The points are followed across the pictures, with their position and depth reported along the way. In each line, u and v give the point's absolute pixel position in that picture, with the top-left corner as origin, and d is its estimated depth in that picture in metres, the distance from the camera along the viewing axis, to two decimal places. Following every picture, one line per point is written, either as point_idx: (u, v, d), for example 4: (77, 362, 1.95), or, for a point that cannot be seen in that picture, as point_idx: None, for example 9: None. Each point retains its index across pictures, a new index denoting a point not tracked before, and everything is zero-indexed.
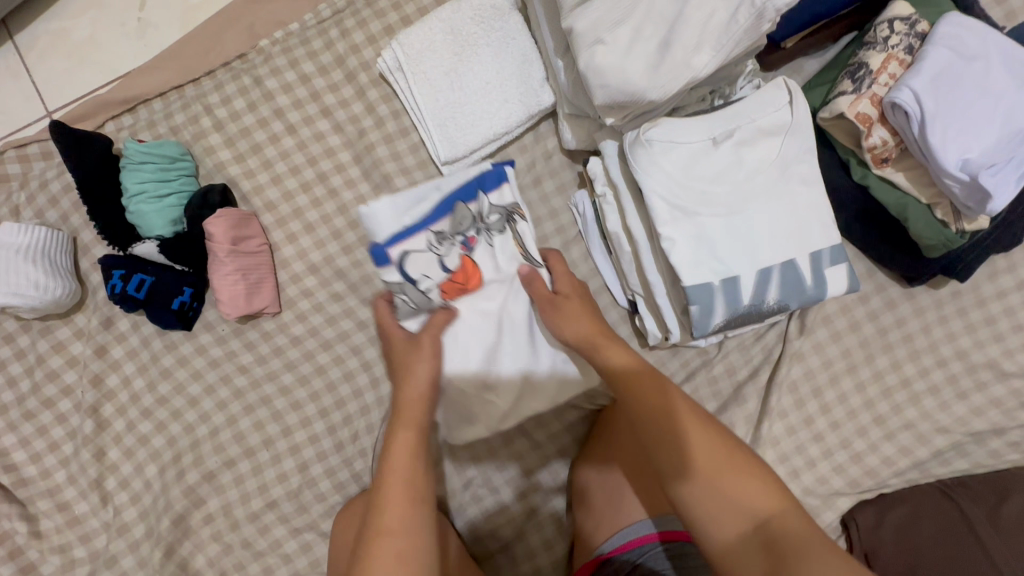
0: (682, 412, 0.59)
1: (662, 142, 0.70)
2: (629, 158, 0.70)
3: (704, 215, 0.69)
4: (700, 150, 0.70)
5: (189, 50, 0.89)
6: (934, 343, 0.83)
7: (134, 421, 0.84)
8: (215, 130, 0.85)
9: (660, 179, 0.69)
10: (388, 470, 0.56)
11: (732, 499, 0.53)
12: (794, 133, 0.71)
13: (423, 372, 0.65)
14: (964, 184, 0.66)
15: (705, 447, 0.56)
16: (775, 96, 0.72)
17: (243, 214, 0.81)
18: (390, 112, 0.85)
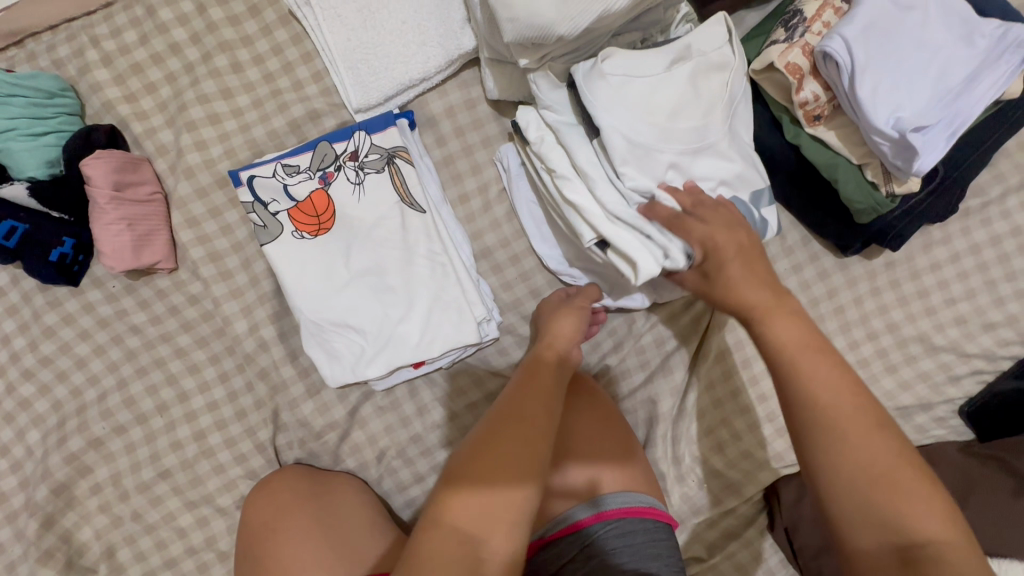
0: (856, 421, 0.48)
1: (617, 76, 0.62)
2: (583, 92, 0.62)
3: (666, 151, 0.62)
4: (656, 83, 0.62)
5: None
6: (866, 315, 0.81)
7: (13, 383, 0.77)
8: (103, 65, 0.77)
9: (618, 117, 0.61)
10: (521, 393, 0.62)
11: (889, 518, 0.45)
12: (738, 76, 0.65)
13: (569, 326, 0.71)
14: (893, 142, 0.62)
15: (880, 460, 0.46)
16: (714, 32, 0.65)
17: (132, 158, 0.74)
18: (300, 52, 0.78)
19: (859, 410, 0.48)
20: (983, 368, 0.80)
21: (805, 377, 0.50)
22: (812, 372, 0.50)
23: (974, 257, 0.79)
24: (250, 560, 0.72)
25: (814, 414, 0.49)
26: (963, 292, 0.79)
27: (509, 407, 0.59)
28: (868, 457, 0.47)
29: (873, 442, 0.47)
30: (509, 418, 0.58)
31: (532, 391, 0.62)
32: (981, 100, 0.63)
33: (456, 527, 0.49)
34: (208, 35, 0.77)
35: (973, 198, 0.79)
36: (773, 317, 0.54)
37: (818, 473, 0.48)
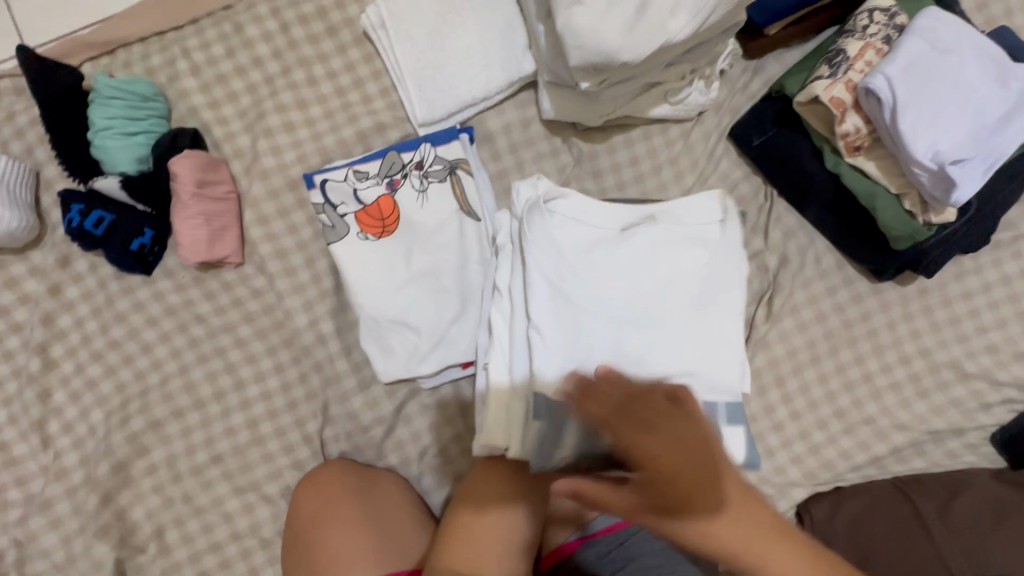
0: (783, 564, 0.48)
1: (562, 215, 0.67)
2: (526, 224, 0.66)
3: (585, 308, 0.64)
4: (604, 238, 0.67)
5: None
6: (898, 339, 0.83)
7: (83, 364, 0.81)
8: (191, 75, 0.84)
9: (548, 261, 0.65)
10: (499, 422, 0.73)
11: None
12: (725, 257, 0.67)
13: None
14: (932, 173, 0.67)
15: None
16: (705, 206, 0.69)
17: (213, 159, 0.80)
18: (370, 70, 0.85)
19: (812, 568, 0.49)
20: (1014, 396, 0.82)
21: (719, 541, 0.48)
22: (773, 563, 0.49)
23: (1005, 287, 0.82)
24: (299, 544, 0.75)
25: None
26: (995, 321, 0.82)
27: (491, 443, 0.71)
28: None
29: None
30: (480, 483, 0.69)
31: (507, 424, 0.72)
32: (1016, 138, 0.67)
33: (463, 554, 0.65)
34: (289, 52, 0.84)
35: (1004, 231, 0.82)
36: (717, 515, 0.48)
37: None
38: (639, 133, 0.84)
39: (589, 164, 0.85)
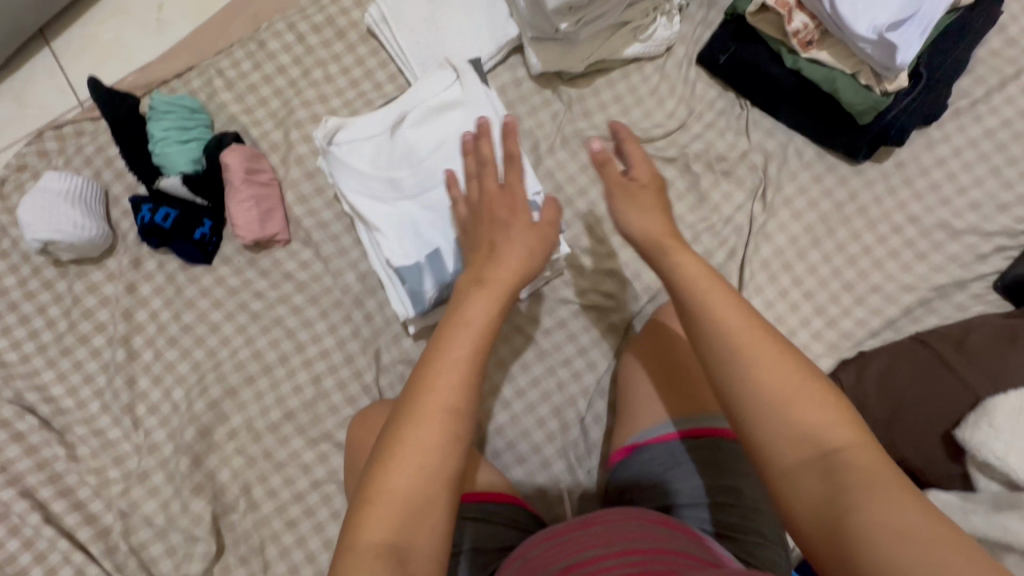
0: (759, 342, 0.54)
1: (344, 143, 0.74)
2: (326, 165, 0.74)
3: (403, 200, 0.73)
4: (379, 143, 0.73)
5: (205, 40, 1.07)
6: (887, 212, 0.91)
7: (161, 350, 0.91)
8: (227, 90, 0.97)
9: (352, 183, 0.73)
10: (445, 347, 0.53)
11: (793, 419, 0.51)
12: (473, 102, 0.74)
13: (513, 255, 0.59)
14: (875, 44, 0.76)
15: (789, 379, 0.52)
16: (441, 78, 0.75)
17: (256, 152, 0.91)
18: (378, 60, 0.98)
19: (759, 335, 0.54)
20: (1006, 244, 0.88)
21: (706, 302, 0.57)
22: (712, 301, 0.57)
23: (973, 149, 0.91)
24: (353, 474, 0.78)
25: (724, 337, 0.55)
26: (972, 180, 0.90)
27: (426, 376, 0.52)
28: (754, 358, 0.53)
29: (781, 363, 0.53)
30: (420, 407, 0.51)
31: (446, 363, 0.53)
32: (941, 3, 0.77)
33: (369, 546, 0.46)
34: (307, 57, 0.98)
35: (961, 100, 0.91)
36: (709, 294, 0.58)
37: (731, 384, 0.54)
38: (618, 73, 0.95)
39: (579, 107, 0.95)
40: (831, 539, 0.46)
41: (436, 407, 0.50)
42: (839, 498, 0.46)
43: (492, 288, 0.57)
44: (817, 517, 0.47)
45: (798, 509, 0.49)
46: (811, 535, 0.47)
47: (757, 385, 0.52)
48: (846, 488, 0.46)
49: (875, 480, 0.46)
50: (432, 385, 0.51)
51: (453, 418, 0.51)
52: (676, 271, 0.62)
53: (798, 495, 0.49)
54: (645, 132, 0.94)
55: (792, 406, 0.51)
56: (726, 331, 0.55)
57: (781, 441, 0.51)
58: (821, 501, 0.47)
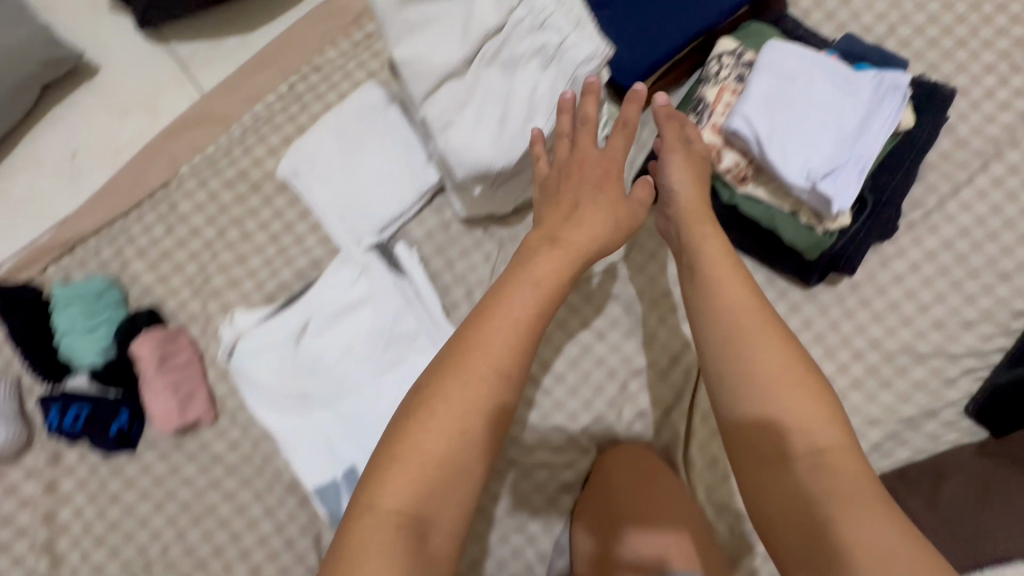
0: (764, 333, 0.59)
1: (248, 353, 0.69)
2: (233, 375, 0.70)
3: (314, 411, 0.68)
4: (283, 352, 0.68)
5: (119, 188, 1.04)
6: (846, 337, 0.85)
7: (87, 553, 0.85)
8: (139, 258, 0.91)
9: (259, 397, 0.68)
10: (494, 311, 0.58)
11: (770, 400, 0.55)
12: (379, 299, 0.69)
13: (593, 222, 0.64)
14: (810, 191, 0.71)
15: (790, 373, 0.56)
16: (345, 274, 0.69)
17: (170, 331, 0.86)
18: (297, 212, 0.92)
19: (762, 329, 0.59)
20: (974, 365, 0.83)
21: (720, 289, 0.63)
22: (725, 288, 0.63)
23: (932, 263, 0.85)
24: None
25: (713, 339, 0.61)
26: (933, 297, 0.85)
27: (467, 336, 0.57)
28: (753, 352, 0.58)
29: (787, 361, 0.57)
30: (466, 366, 0.55)
31: (473, 347, 0.56)
32: (877, 142, 0.71)
33: (389, 511, 0.50)
34: (222, 215, 0.92)
35: (914, 211, 0.86)
36: (720, 282, 0.64)
37: (725, 368, 0.59)
38: None
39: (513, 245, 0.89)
40: (805, 535, 0.50)
41: (485, 370, 0.55)
42: (822, 500, 0.50)
43: (566, 254, 0.62)
44: (793, 517, 0.51)
45: (771, 503, 0.53)
46: (783, 531, 0.52)
47: (757, 382, 0.57)
48: (828, 498, 0.50)
49: (857, 492, 0.49)
50: (485, 347, 0.56)
51: (500, 381, 0.56)
52: (698, 240, 0.68)
53: (772, 492, 0.53)
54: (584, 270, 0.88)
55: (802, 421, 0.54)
56: (729, 318, 0.61)
57: (761, 424, 0.56)
58: (801, 506, 0.51)
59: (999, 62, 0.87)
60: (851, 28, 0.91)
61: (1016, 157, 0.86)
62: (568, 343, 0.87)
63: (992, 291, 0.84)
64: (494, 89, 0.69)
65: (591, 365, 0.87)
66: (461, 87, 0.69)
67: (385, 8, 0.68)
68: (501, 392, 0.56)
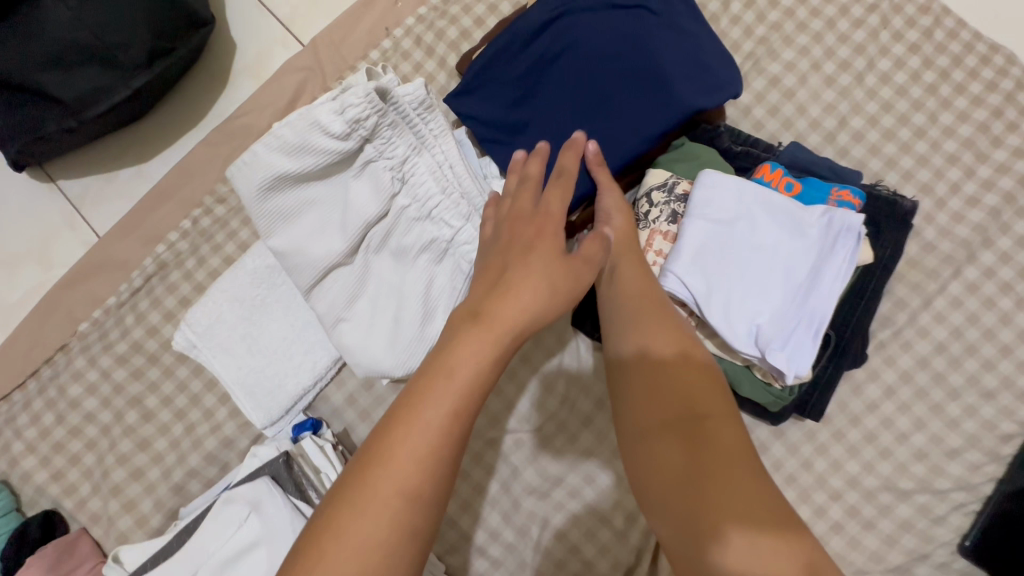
0: (663, 320, 0.60)
1: None
2: None
3: None
4: None
5: (15, 350, 0.95)
6: (821, 476, 0.77)
7: None
8: (29, 453, 0.82)
9: None
10: (402, 418, 0.45)
11: (673, 384, 0.55)
12: (275, 538, 0.58)
13: (526, 295, 0.51)
14: (760, 358, 0.63)
15: (690, 365, 0.56)
16: (233, 512, 0.59)
17: (69, 539, 0.77)
18: (202, 383, 0.82)
19: (661, 315, 0.60)
20: (964, 498, 0.75)
21: (616, 277, 0.63)
22: (626, 274, 0.63)
23: (908, 385, 0.76)
24: None
25: (618, 308, 0.62)
26: (913, 423, 0.76)
27: (367, 454, 0.45)
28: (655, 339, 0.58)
29: (681, 342, 0.58)
30: (363, 498, 0.43)
31: (381, 461, 0.44)
32: (833, 293, 0.63)
33: None
34: (117, 395, 0.82)
35: (882, 329, 0.78)
36: (623, 270, 0.63)
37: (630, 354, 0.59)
38: None
39: None
40: (684, 492, 0.49)
41: (390, 488, 0.43)
42: (698, 472, 0.49)
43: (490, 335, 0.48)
44: (671, 484, 0.51)
45: (654, 472, 0.52)
46: (659, 501, 0.51)
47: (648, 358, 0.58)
48: (705, 463, 0.50)
49: (737, 464, 0.50)
50: (390, 466, 0.43)
51: (414, 505, 0.43)
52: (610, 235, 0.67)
53: (660, 458, 0.52)
54: (525, 423, 0.79)
55: (691, 395, 0.54)
56: (629, 301, 0.61)
57: (669, 409, 0.54)
58: (682, 474, 0.50)
59: (962, 151, 0.79)
60: (797, 124, 0.82)
61: (991, 257, 0.77)
62: (514, 507, 0.79)
63: (978, 412, 0.75)
64: (387, 280, 0.64)
65: (543, 531, 0.78)
66: (350, 280, 0.63)
67: (248, 199, 0.60)
68: (417, 522, 0.43)
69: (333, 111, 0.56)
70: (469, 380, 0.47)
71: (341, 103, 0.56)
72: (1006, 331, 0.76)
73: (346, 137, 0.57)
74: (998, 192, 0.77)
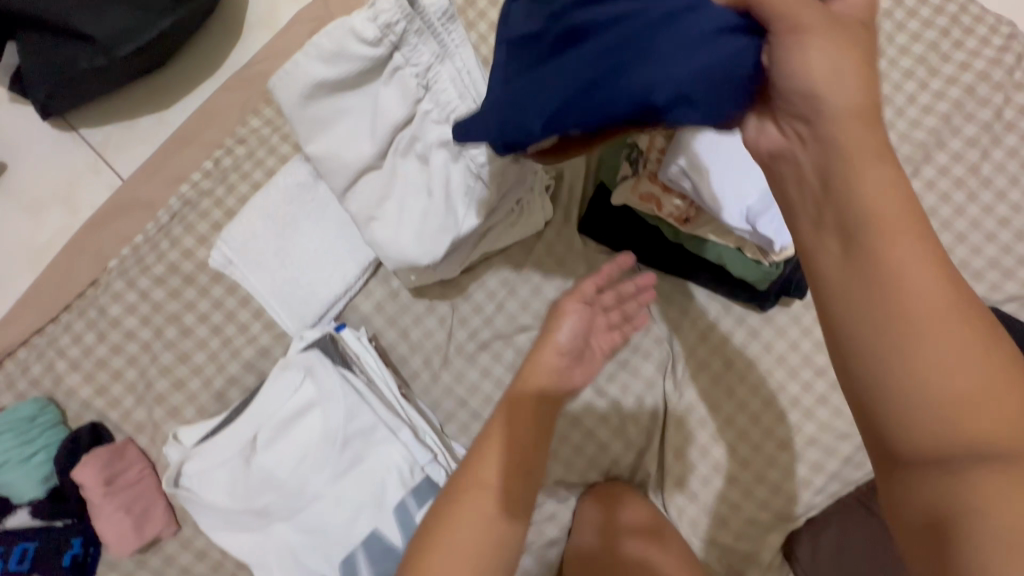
0: (915, 261, 0.39)
1: (196, 476, 0.65)
2: (184, 500, 0.66)
3: (275, 526, 0.64)
4: (233, 469, 0.64)
5: (44, 290, 0.98)
6: (807, 356, 0.85)
7: None
8: (73, 371, 0.86)
9: (216, 519, 0.65)
10: (482, 444, 0.61)
11: (916, 361, 0.38)
12: (329, 398, 0.66)
13: (565, 329, 0.64)
14: (751, 232, 0.71)
15: (947, 342, 0.38)
16: (289, 379, 0.66)
17: (117, 446, 0.81)
18: (237, 300, 0.88)
19: (916, 259, 0.39)
20: None
21: (846, 185, 0.41)
22: (858, 183, 0.41)
23: None
24: None
25: (854, 249, 0.41)
26: None
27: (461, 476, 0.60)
28: (892, 288, 0.39)
29: (927, 288, 0.39)
30: (459, 511, 0.58)
31: (472, 477, 0.60)
32: None
33: None
34: (156, 313, 0.87)
35: None
36: (864, 182, 0.41)
37: (842, 313, 0.41)
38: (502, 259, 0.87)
39: (465, 305, 0.87)
40: (930, 532, 0.38)
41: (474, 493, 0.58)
42: (955, 524, 0.36)
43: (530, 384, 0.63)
44: (916, 518, 0.39)
45: (902, 500, 0.40)
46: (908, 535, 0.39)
47: (893, 313, 0.39)
48: (962, 513, 0.36)
49: (1023, 521, 0.34)
50: (473, 485, 0.59)
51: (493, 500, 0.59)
52: (839, 126, 0.41)
53: (909, 486, 0.39)
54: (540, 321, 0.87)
55: (947, 371, 0.37)
56: (857, 224, 0.41)
57: (910, 411, 0.38)
58: (932, 511, 0.38)
59: (916, 67, 0.89)
60: None
61: (944, 157, 0.87)
62: None
63: None
64: (415, 181, 0.69)
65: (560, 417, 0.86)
66: (380, 180, 0.69)
67: (289, 105, 0.66)
68: (495, 509, 0.59)
69: (367, 18, 0.61)
70: (522, 416, 0.62)
71: (374, 11, 0.61)
72: (960, 221, 0.86)
73: (377, 43, 0.62)
74: (948, 101, 0.88)
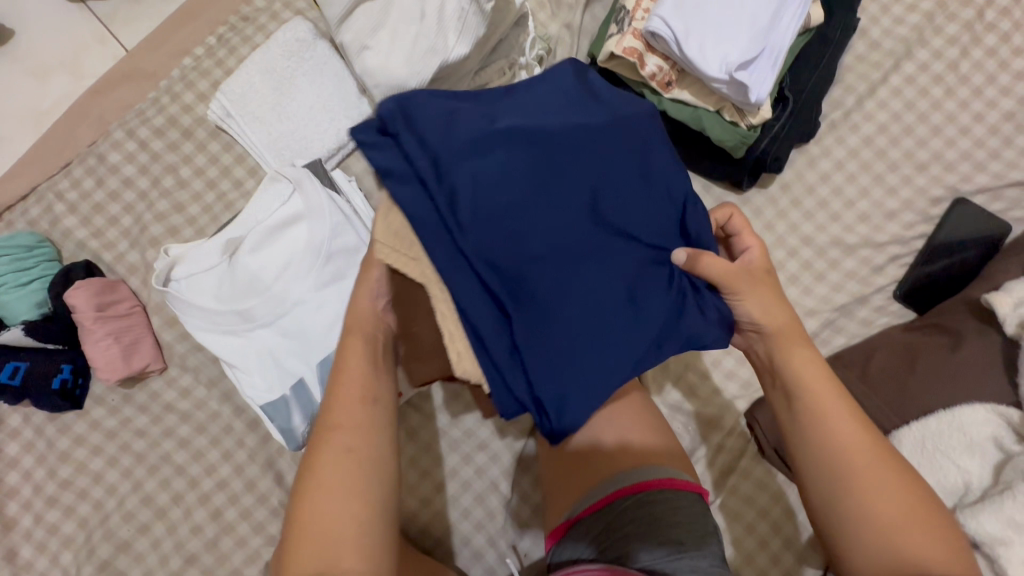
0: (886, 487, 0.53)
1: (186, 279, 0.68)
2: (170, 302, 0.69)
3: (257, 329, 0.68)
4: (222, 272, 0.68)
5: (45, 150, 1.01)
6: (780, 237, 0.89)
7: (41, 512, 0.83)
8: (70, 213, 0.89)
9: (201, 320, 0.68)
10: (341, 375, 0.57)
11: (897, 547, 0.50)
12: (315, 212, 0.68)
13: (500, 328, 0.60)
14: (728, 84, 0.74)
15: (906, 514, 0.51)
16: (277, 193, 0.70)
17: (108, 282, 0.84)
18: (233, 156, 0.90)
19: (884, 475, 0.53)
20: (899, 252, 0.87)
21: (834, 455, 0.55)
22: (825, 415, 0.56)
23: (855, 160, 0.89)
24: None
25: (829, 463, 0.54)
26: (858, 192, 0.89)
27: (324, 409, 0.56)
28: (870, 503, 0.52)
29: (915, 518, 0.51)
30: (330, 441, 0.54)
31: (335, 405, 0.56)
32: (788, 32, 0.75)
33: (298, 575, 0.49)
34: (154, 163, 0.90)
35: (834, 112, 0.90)
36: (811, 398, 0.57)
37: (852, 537, 0.53)
38: None
39: None
40: None
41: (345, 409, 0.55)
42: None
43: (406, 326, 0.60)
44: None
45: None
46: None
47: (877, 531, 0.51)
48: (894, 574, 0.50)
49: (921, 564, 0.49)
50: (340, 407, 0.55)
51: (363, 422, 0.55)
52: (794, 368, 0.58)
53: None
54: None
55: (896, 528, 0.51)
56: (857, 486, 0.53)
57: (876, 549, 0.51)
58: None
59: None
60: None
61: (925, 54, 0.90)
62: None
63: (913, 181, 0.88)
64: (407, 9, 0.70)
65: None
66: (375, 7, 0.71)
67: None
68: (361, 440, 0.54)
69: None
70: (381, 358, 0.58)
71: None
72: (937, 114, 0.88)
73: None
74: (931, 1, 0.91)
